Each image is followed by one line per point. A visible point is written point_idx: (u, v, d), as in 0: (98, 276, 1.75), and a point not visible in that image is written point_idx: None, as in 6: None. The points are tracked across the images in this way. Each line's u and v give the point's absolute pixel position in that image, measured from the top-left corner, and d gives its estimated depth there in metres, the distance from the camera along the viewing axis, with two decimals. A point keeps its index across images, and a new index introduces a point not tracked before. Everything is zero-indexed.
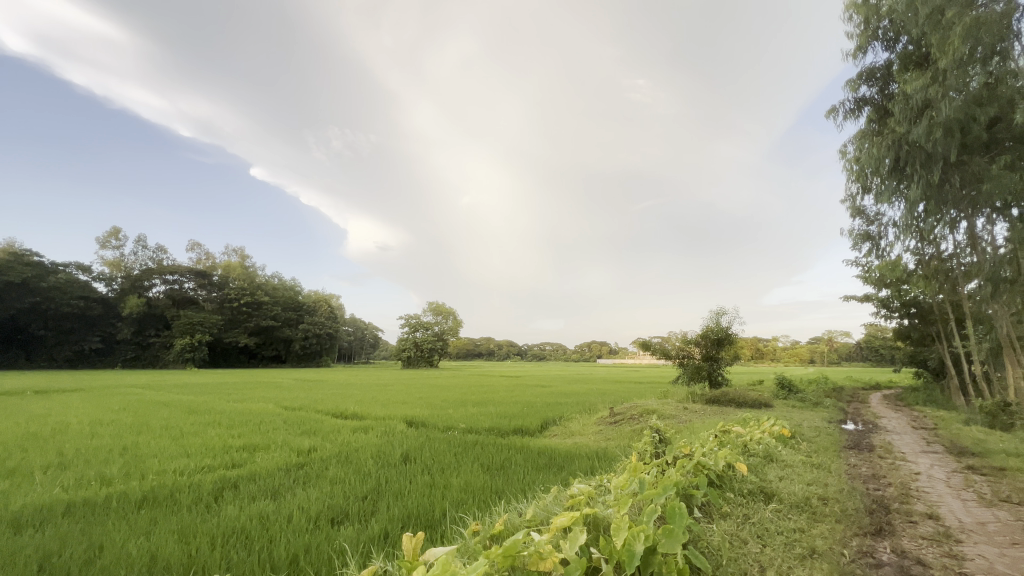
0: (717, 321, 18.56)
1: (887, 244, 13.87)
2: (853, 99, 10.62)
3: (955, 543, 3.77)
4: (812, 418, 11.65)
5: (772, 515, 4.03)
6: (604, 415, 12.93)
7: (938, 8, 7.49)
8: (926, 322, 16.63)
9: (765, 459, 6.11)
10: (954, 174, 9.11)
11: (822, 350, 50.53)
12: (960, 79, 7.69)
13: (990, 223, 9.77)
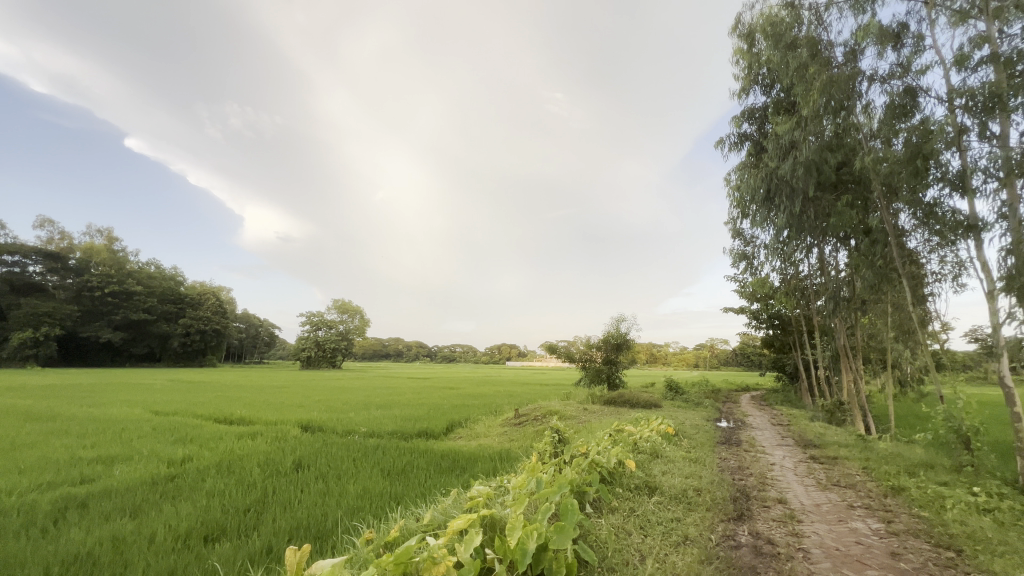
0: (617, 327, 19.86)
1: (758, 264, 15.84)
2: (737, 134, 12.02)
3: (797, 523, 4.39)
4: (693, 417, 12.91)
5: (654, 507, 4.39)
6: (510, 417, 13.16)
7: (803, 64, 8.74)
8: (786, 332, 19.24)
9: (652, 455, 6.64)
10: (810, 207, 10.68)
11: (705, 355, 56.29)
12: (817, 127, 9.04)
13: (835, 251, 11.61)
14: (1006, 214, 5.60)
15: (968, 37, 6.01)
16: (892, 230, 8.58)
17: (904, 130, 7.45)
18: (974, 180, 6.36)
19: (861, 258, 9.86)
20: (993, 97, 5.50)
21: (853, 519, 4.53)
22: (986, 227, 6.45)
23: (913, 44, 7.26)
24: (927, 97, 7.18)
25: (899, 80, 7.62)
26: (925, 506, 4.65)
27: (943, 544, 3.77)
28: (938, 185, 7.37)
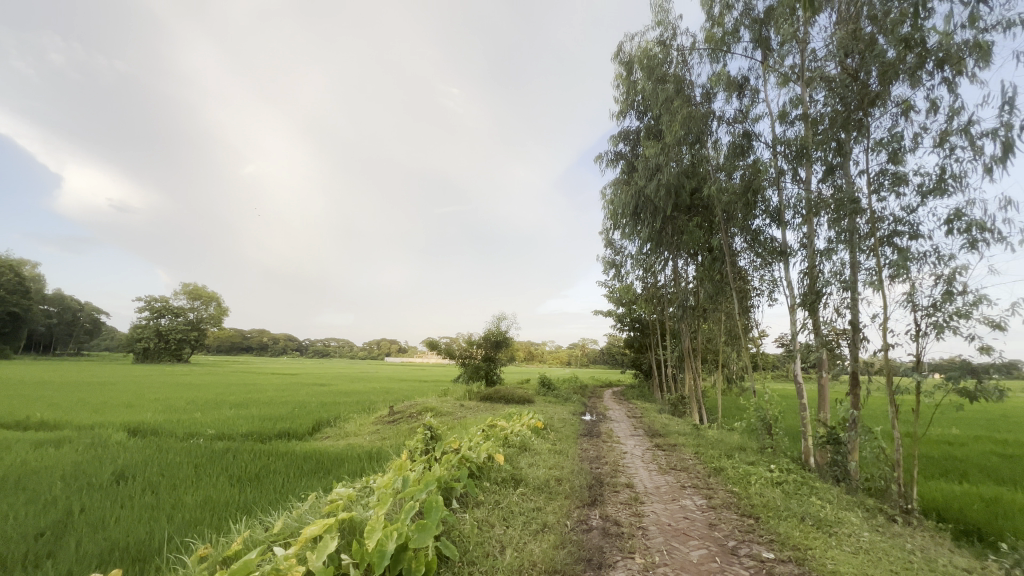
0: (497, 325, 20.37)
1: (625, 272, 17.50)
2: (613, 152, 13.13)
3: (639, 504, 4.95)
4: (562, 412, 13.78)
5: (518, 498, 4.59)
6: (383, 414, 12.70)
7: (669, 97, 9.86)
8: (644, 335, 21.55)
9: (520, 448, 6.94)
10: (669, 225, 12.12)
11: (576, 353, 60.51)
12: (677, 155, 10.27)
13: (686, 265, 13.33)
14: (805, 245, 6.96)
15: (789, 98, 7.34)
16: (727, 251, 10.13)
17: (742, 167, 8.83)
18: (787, 215, 7.79)
19: (705, 272, 11.46)
20: (803, 148, 6.79)
21: (683, 498, 5.25)
22: (792, 254, 7.95)
23: (751, 96, 8.64)
24: (758, 143, 8.62)
25: (740, 124, 9.01)
26: (736, 483, 5.57)
27: (746, 514, 4.57)
28: (762, 216, 8.89)
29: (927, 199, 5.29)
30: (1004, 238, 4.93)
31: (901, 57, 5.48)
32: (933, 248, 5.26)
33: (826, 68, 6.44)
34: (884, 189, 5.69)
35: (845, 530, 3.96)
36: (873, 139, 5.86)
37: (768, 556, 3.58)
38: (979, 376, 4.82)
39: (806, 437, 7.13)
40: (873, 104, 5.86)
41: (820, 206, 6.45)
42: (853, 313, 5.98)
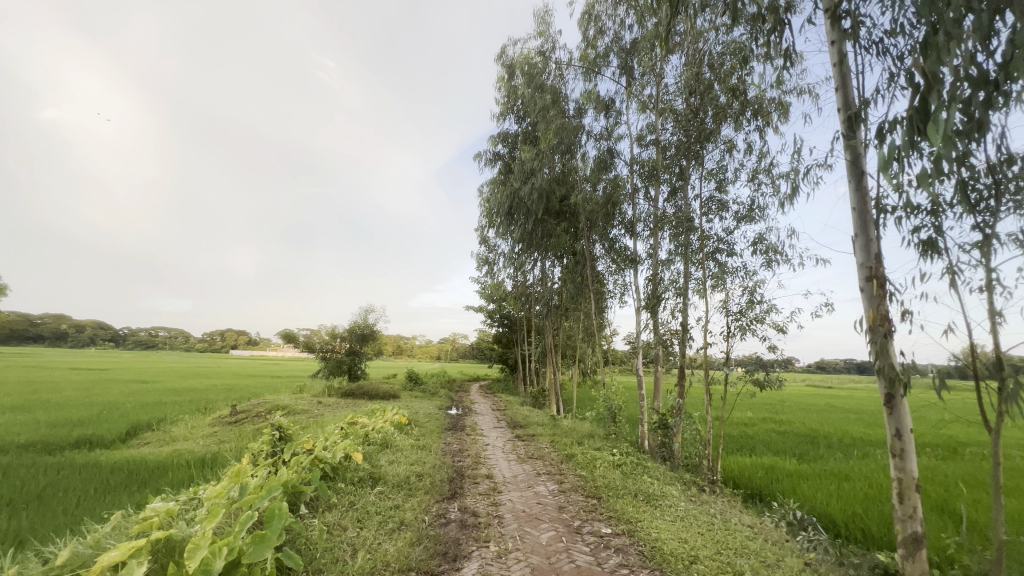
0: (364, 317, 19.38)
1: (496, 269, 18.01)
2: (492, 152, 13.42)
3: (497, 494, 5.13)
4: (427, 406, 13.67)
5: (375, 497, 4.42)
6: (222, 415, 11.20)
7: (546, 106, 10.41)
8: (512, 331, 22.45)
9: (381, 446, 6.70)
10: (539, 228, 12.81)
11: (446, 348, 60.56)
12: (550, 162, 10.87)
13: (552, 266, 14.24)
14: (651, 254, 7.92)
15: (646, 124, 8.26)
16: (589, 256, 11.03)
17: (604, 180, 9.75)
18: (638, 227, 8.77)
19: (568, 274, 12.34)
20: (654, 169, 7.71)
21: (537, 484, 5.60)
22: (641, 262, 8.99)
23: (615, 116, 9.56)
24: (618, 160, 9.56)
25: (605, 141, 9.87)
26: (584, 467, 6.13)
27: (591, 495, 5.05)
28: (619, 227, 9.91)
29: (741, 224, 6.40)
30: (789, 260, 6.21)
31: (729, 103, 6.55)
32: (743, 265, 6.39)
33: (674, 102, 7.40)
34: (711, 213, 6.75)
35: (667, 501, 4.62)
36: (705, 169, 6.90)
37: (606, 531, 4.00)
38: (767, 369, 6.00)
39: (642, 423, 8.12)
40: (708, 139, 6.92)
41: (664, 221, 7.39)
42: (684, 316, 6.98)
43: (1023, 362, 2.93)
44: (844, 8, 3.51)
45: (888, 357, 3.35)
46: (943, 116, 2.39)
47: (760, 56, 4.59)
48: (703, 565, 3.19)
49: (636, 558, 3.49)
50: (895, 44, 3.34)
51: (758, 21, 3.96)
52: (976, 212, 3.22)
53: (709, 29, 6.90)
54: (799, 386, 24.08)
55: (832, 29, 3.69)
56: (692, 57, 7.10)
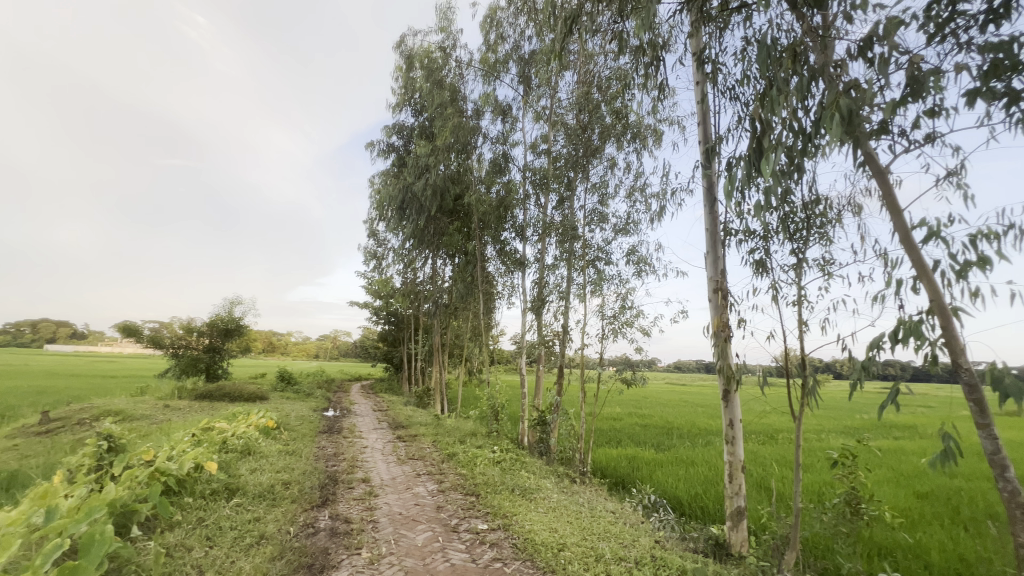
0: (229, 310, 17.29)
1: (385, 265, 17.34)
2: (386, 143, 12.92)
3: (373, 498, 4.93)
4: (300, 408, 12.63)
5: (230, 510, 3.96)
6: (28, 423, 9.13)
7: (443, 103, 10.31)
8: (398, 329, 21.78)
9: (242, 453, 6.04)
10: (431, 225, 12.63)
11: (326, 346, 56.65)
12: (445, 159, 10.79)
13: (443, 265, 14.15)
14: (538, 258, 8.27)
15: (539, 134, 8.62)
16: (479, 257, 11.16)
17: (498, 184, 9.95)
18: (527, 232, 9.11)
19: (459, 274, 12.35)
20: (545, 178, 8.09)
21: (416, 485, 5.50)
22: (529, 266, 9.35)
23: (511, 122, 9.82)
24: (512, 166, 9.85)
25: (500, 145, 10.07)
26: (464, 465, 6.18)
27: (470, 492, 5.12)
28: (510, 230, 10.19)
29: (618, 236, 7.00)
30: (655, 271, 6.95)
31: (613, 124, 7.15)
32: (618, 273, 6.98)
33: (566, 117, 7.84)
34: (594, 223, 7.27)
35: (542, 494, 4.87)
36: (590, 183, 7.41)
37: (483, 528, 4.08)
38: (633, 368, 6.65)
39: (523, 420, 8.44)
40: (594, 154, 7.45)
41: (551, 228, 7.78)
42: (565, 318, 7.42)
43: (819, 363, 3.62)
44: (707, 55, 4.05)
45: (727, 358, 3.92)
46: (774, 156, 2.87)
47: (640, 85, 5.08)
48: (570, 551, 3.42)
49: (509, 550, 3.61)
50: (743, 93, 3.94)
51: (639, 53, 4.38)
52: (794, 240, 3.92)
53: (599, 53, 7.43)
54: (658, 384, 27.04)
55: (697, 71, 4.23)
56: (583, 76, 7.58)
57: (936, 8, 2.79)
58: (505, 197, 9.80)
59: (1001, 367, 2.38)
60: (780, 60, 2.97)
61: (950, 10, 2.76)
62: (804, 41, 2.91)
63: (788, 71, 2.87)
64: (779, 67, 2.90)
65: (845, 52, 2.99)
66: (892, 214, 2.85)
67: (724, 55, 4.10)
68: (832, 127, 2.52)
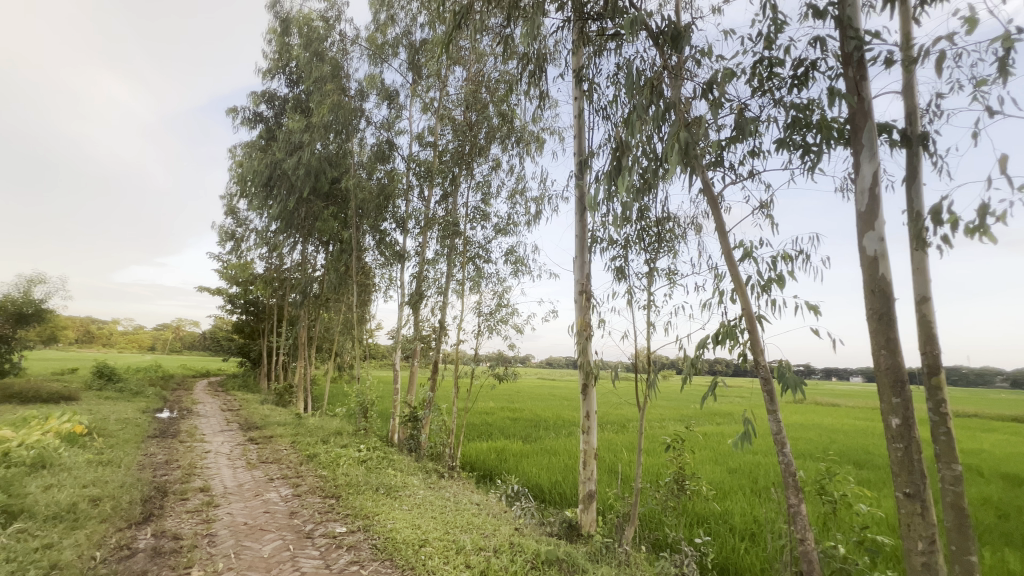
0: (26, 290, 13.90)
1: (245, 247, 15.50)
2: (253, 111, 11.55)
3: (212, 509, 4.37)
4: (123, 410, 10.66)
5: (7, 539, 3.18)
6: None
7: (323, 78, 9.55)
8: (258, 319, 19.63)
9: (33, 466, 4.90)
10: (302, 207, 11.60)
11: (165, 337, 48.68)
12: (322, 138, 10.00)
13: (315, 252, 13.11)
14: (419, 252, 8.12)
15: (426, 125, 8.46)
16: (356, 246, 10.56)
17: (380, 171, 9.53)
18: (409, 224, 8.88)
19: (332, 263, 11.54)
20: (429, 171, 7.96)
21: (267, 491, 5.02)
22: (408, 258, 9.12)
23: (397, 109, 9.47)
24: (396, 155, 9.50)
25: (384, 131, 9.65)
26: (325, 466, 5.80)
27: (329, 495, 4.82)
28: (390, 221, 9.84)
29: (498, 235, 7.18)
30: (530, 272, 7.29)
31: (500, 126, 7.32)
32: (496, 272, 7.18)
33: (453, 112, 7.80)
34: (475, 221, 7.37)
35: (407, 491, 4.80)
36: (474, 181, 7.49)
37: (339, 531, 3.87)
38: (506, 364, 6.90)
39: (394, 417, 8.21)
40: (479, 153, 7.54)
41: (433, 222, 7.70)
42: (442, 314, 7.40)
43: (661, 360, 4.14)
44: (584, 74, 4.37)
45: (587, 355, 4.29)
46: (629, 175, 3.22)
47: (524, 92, 5.28)
48: (431, 547, 3.41)
49: (367, 552, 3.48)
50: (612, 113, 4.34)
51: (525, 61, 4.56)
52: (647, 251, 4.43)
53: (489, 55, 7.52)
54: (530, 379, 28.45)
55: (576, 87, 4.53)
56: (473, 74, 7.61)
57: (759, 67, 3.38)
58: (386, 185, 9.42)
59: (786, 363, 2.97)
60: (641, 89, 3.33)
61: (769, 71, 3.36)
62: (661, 76, 3.30)
63: (646, 101, 3.23)
64: (640, 95, 3.25)
65: (692, 92, 3.46)
66: (719, 235, 3.39)
67: (600, 77, 4.45)
68: (674, 156, 2.92)
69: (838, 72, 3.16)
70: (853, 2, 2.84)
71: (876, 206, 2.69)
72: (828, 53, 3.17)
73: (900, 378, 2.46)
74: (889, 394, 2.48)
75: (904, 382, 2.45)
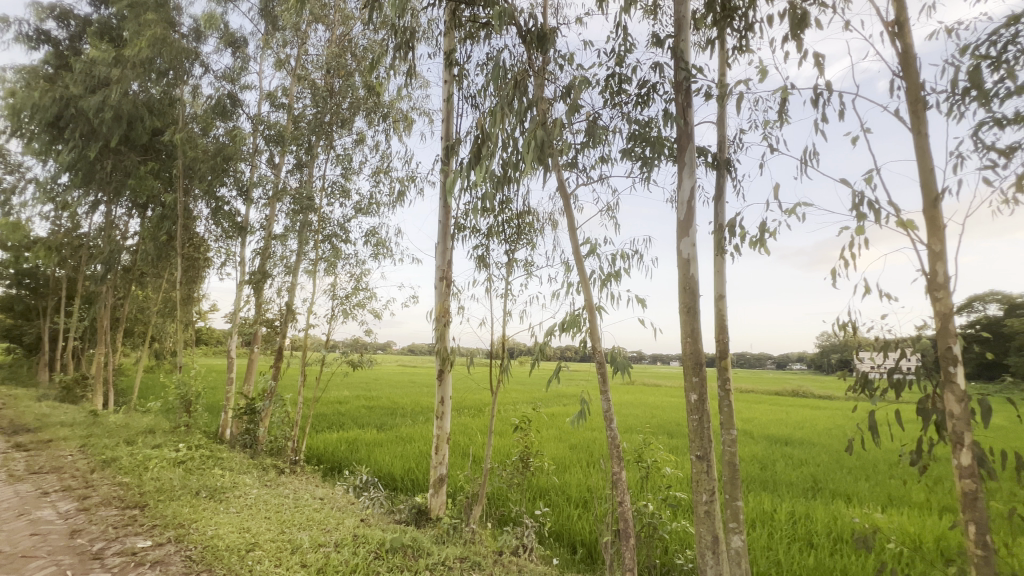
0: None
1: (19, 202, 12.11)
2: (34, 28, 8.99)
3: None
4: None
5: None
6: None
7: (143, 4, 7.86)
8: (38, 295, 15.57)
9: None
10: (107, 160, 9.45)
11: None
12: (139, 78, 8.24)
13: (125, 215, 10.81)
14: (264, 226, 7.25)
15: (279, 84, 7.56)
16: (183, 212, 9.00)
17: (218, 129, 8.24)
18: (253, 193, 7.85)
19: (149, 230, 9.65)
20: (281, 136, 7.14)
21: (38, 509, 4.02)
22: (250, 232, 8.08)
23: (243, 60, 8.27)
24: (240, 114, 8.30)
25: (225, 83, 8.34)
26: (128, 472, 4.87)
27: (131, 505, 4.07)
28: (230, 187, 8.58)
29: (358, 215, 6.77)
30: (392, 255, 7.04)
31: (366, 98, 6.83)
32: (355, 253, 6.77)
33: (312, 74, 7.07)
34: (333, 196, 6.83)
35: (236, 492, 4.30)
36: (333, 153, 6.92)
37: (140, 546, 3.29)
38: (361, 351, 6.58)
39: (226, 410, 7.28)
40: (341, 124, 6.99)
41: (283, 194, 6.93)
42: (290, 296, 6.74)
43: (516, 347, 4.36)
44: (455, 58, 4.32)
45: (445, 341, 4.32)
46: (487, 167, 3.31)
47: (392, 66, 5.02)
48: (260, 550, 3.11)
49: (179, 566, 3.03)
50: (481, 103, 4.40)
51: (393, 34, 4.35)
52: (507, 241, 4.61)
53: (357, 20, 7.00)
54: (390, 367, 27.68)
55: (447, 71, 4.49)
56: (338, 36, 6.99)
57: (612, 81, 3.74)
58: (226, 145, 8.17)
59: (618, 349, 3.36)
60: (506, 84, 3.43)
61: (619, 86, 3.74)
62: (526, 74, 3.44)
63: (510, 95, 3.34)
64: (505, 89, 3.34)
65: (553, 94, 3.68)
66: (569, 230, 3.68)
67: (470, 64, 4.47)
68: (529, 153, 3.08)
69: (672, 96, 3.65)
70: (685, 38, 3.29)
71: (692, 216, 3.18)
72: (665, 79, 3.63)
73: (699, 361, 2.97)
74: (691, 375, 2.97)
75: (702, 363, 2.96)
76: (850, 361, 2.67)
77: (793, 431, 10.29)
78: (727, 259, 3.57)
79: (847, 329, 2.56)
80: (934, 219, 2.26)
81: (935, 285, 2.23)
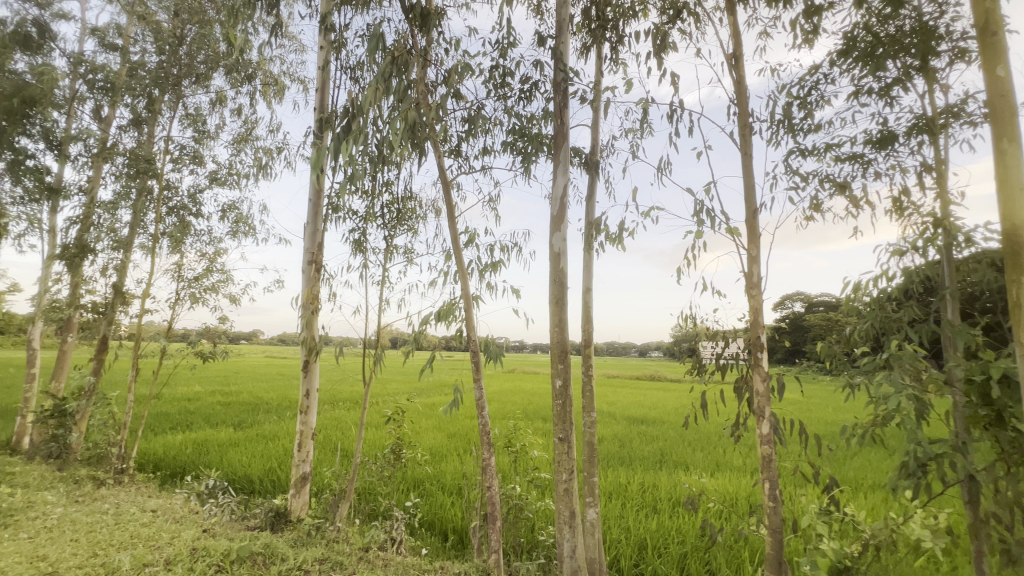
0: None
1: None
2: None
3: None
4: None
5: None
6: None
7: None
8: None
9: None
10: None
11: None
12: None
13: None
14: (84, 190, 6.00)
15: (111, 20, 6.27)
16: None
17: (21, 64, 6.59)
18: (71, 148, 6.44)
19: None
20: (112, 83, 5.95)
21: None
22: (65, 196, 6.63)
23: None
24: (52, 49, 6.72)
25: (32, 6, 6.68)
26: None
27: None
28: (37, 139, 6.93)
29: (212, 185, 5.94)
30: (254, 234, 6.33)
31: (226, 54, 5.98)
32: (208, 229, 5.94)
33: (156, 15, 5.99)
34: (182, 162, 5.90)
35: (32, 513, 3.52)
36: (182, 112, 5.96)
37: None
38: (213, 341, 5.81)
39: (24, 414, 5.93)
40: (194, 79, 6.05)
41: (112, 153, 5.79)
42: (120, 275, 5.68)
43: (391, 337, 4.22)
44: (332, 24, 4.00)
45: (313, 329, 4.02)
46: (354, 147, 3.13)
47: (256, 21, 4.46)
48: None
49: None
50: (361, 77, 4.14)
51: None
52: (385, 226, 4.42)
53: None
54: (256, 358, 25.07)
55: (323, 36, 4.14)
56: None
57: (495, 73, 3.77)
58: (30, 85, 6.56)
59: (492, 338, 3.43)
60: (384, 59, 3.26)
61: (503, 79, 3.79)
62: (405, 53, 3.31)
63: (388, 72, 3.18)
64: (383, 64, 3.17)
65: (435, 78, 3.59)
66: (448, 218, 3.64)
67: (350, 33, 4.17)
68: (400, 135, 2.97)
69: (552, 96, 3.79)
70: (565, 41, 3.44)
71: (563, 212, 3.35)
72: (546, 78, 3.77)
73: (564, 349, 3.16)
74: (557, 362, 3.16)
75: (567, 351, 3.16)
76: (687, 348, 3.05)
77: (647, 411, 11.61)
78: (594, 255, 3.84)
79: (689, 320, 2.94)
80: (753, 228, 2.68)
81: (751, 284, 2.66)
